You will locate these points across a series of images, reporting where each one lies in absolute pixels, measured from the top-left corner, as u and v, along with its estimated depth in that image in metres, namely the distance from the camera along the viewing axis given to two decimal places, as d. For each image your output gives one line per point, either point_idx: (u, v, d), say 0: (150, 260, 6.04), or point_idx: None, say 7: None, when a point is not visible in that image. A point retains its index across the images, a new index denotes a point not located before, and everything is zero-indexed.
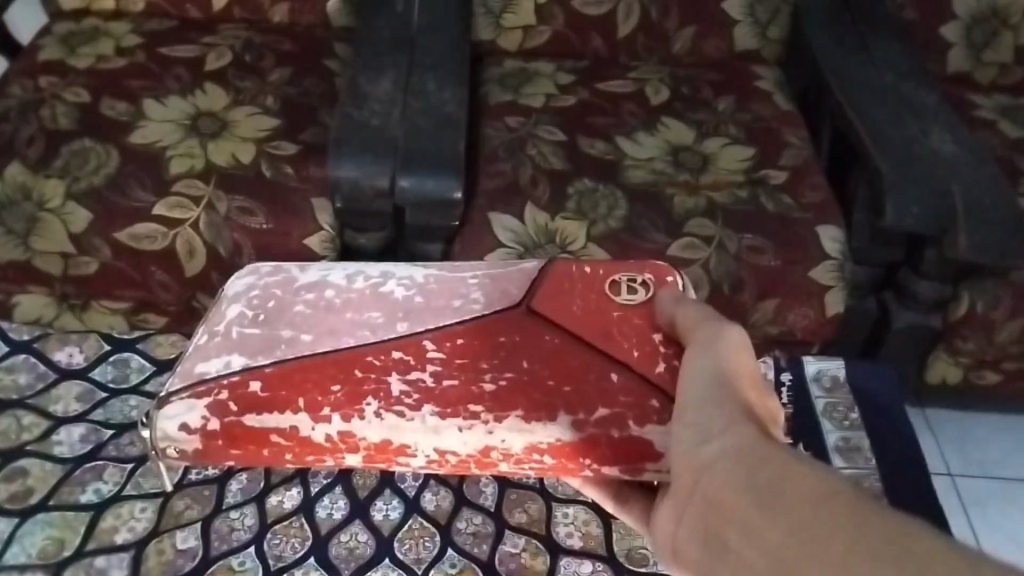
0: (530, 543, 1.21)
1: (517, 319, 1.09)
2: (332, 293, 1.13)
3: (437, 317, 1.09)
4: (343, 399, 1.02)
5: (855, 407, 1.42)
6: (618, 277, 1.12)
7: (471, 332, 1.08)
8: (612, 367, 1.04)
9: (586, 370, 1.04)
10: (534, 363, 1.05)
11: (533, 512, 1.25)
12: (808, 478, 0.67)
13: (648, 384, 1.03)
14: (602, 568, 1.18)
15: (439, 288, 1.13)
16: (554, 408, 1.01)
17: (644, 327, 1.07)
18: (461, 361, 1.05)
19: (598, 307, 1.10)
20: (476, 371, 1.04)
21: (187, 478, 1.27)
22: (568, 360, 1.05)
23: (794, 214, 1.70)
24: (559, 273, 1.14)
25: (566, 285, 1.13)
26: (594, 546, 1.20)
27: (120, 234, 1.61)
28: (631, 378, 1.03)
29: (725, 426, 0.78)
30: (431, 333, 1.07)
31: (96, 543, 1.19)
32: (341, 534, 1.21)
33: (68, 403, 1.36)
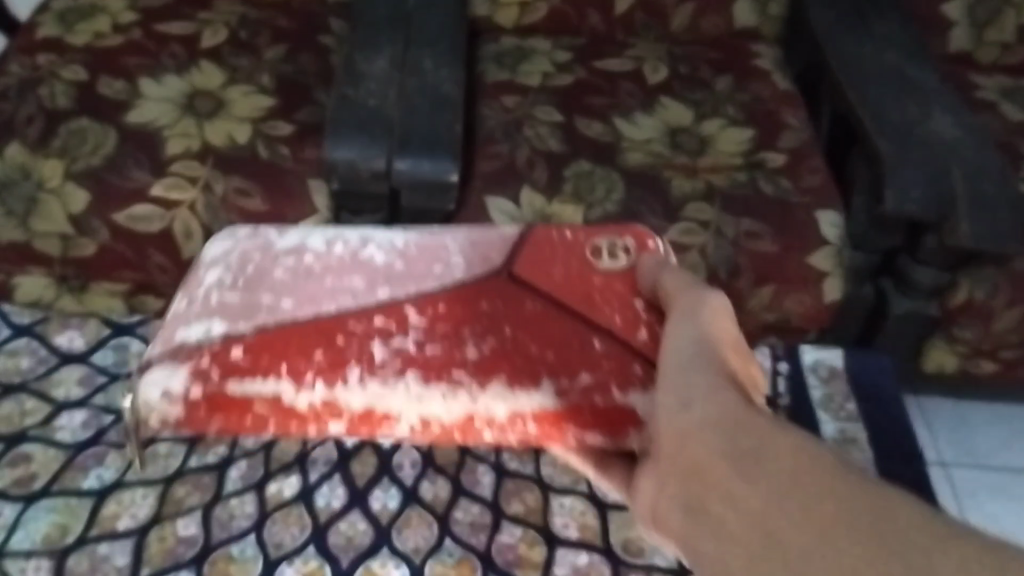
0: (527, 533, 1.23)
1: (499, 286, 1.13)
2: (312, 258, 1.17)
3: (417, 283, 1.14)
4: (328, 363, 1.06)
5: (852, 398, 1.44)
6: (599, 244, 1.17)
7: (452, 298, 1.12)
8: (594, 334, 1.09)
9: (571, 336, 1.09)
10: (515, 329, 1.09)
11: (530, 502, 1.27)
12: (799, 451, 0.72)
13: (629, 351, 1.07)
14: (598, 559, 1.22)
15: (419, 253, 1.17)
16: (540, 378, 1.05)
17: (624, 293, 1.12)
18: (443, 328, 1.09)
19: (579, 274, 1.14)
20: (459, 338, 1.08)
21: (187, 465, 1.29)
22: (549, 327, 1.09)
23: (793, 199, 1.70)
24: (539, 239, 1.18)
25: (545, 250, 1.17)
26: (591, 537, 1.24)
27: (118, 215, 1.62)
28: (615, 347, 1.07)
29: (706, 392, 0.81)
30: (412, 300, 1.12)
31: (100, 529, 1.21)
32: (341, 522, 1.23)
33: (70, 387, 1.38)
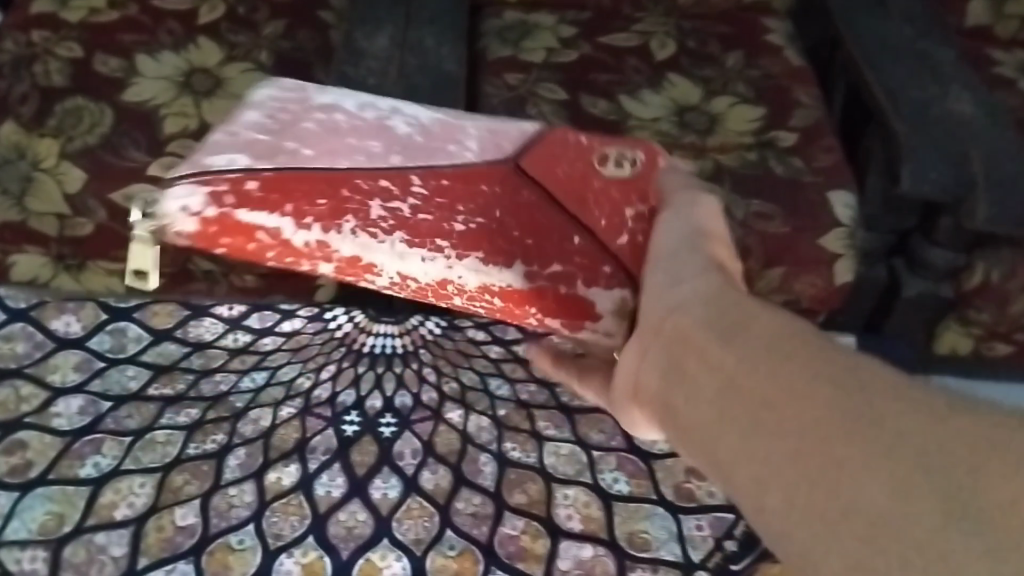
0: (530, 525, 1.24)
1: (503, 172, 1.11)
2: (342, 117, 1.15)
3: (427, 156, 1.12)
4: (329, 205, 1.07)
5: None
6: (610, 151, 1.11)
7: (457, 176, 1.10)
8: (576, 230, 1.07)
9: (554, 233, 1.07)
10: (505, 214, 1.08)
11: (533, 492, 1.27)
12: (782, 324, 0.76)
13: (605, 251, 1.06)
14: (603, 552, 1.24)
15: (439, 131, 1.16)
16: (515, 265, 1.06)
17: (620, 201, 1.08)
18: (440, 201, 1.09)
19: (581, 176, 1.11)
20: (452, 212, 1.08)
21: (185, 453, 1.28)
22: (535, 216, 1.08)
23: (805, 177, 1.67)
24: (555, 139, 1.14)
25: (565, 144, 1.14)
26: (595, 529, 1.25)
27: (116, 194, 1.56)
28: (591, 244, 1.06)
29: (698, 272, 0.87)
30: (421, 170, 1.10)
31: (97, 518, 1.20)
32: (340, 512, 1.23)
33: (66, 372, 1.35)
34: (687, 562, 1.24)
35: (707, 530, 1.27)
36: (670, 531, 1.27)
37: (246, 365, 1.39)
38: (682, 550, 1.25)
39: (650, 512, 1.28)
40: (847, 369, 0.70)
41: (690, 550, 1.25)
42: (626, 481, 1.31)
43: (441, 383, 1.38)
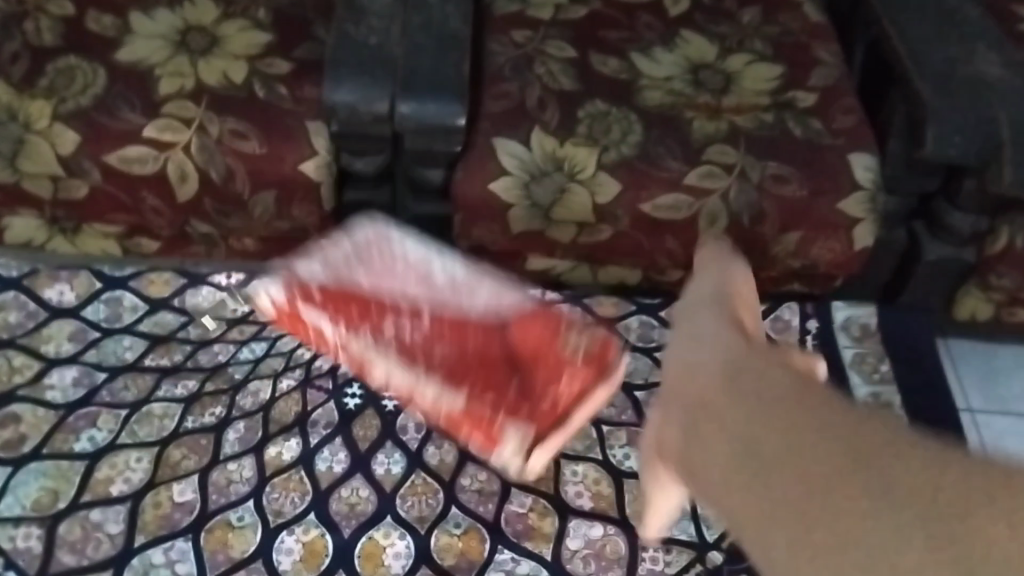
0: (538, 502, 1.22)
1: (477, 325, 1.19)
2: (369, 243, 1.27)
3: (415, 303, 1.21)
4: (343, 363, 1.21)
5: (885, 358, 1.47)
6: (574, 334, 1.15)
7: (426, 317, 1.20)
8: (498, 389, 1.16)
9: (490, 369, 1.17)
10: (453, 362, 1.18)
11: (541, 469, 1.25)
12: (825, 412, 0.64)
13: (510, 414, 1.15)
14: (614, 531, 1.20)
15: (440, 286, 1.23)
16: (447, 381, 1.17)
17: (553, 369, 1.14)
18: (410, 339, 1.19)
19: (536, 342, 1.15)
20: (410, 345, 1.19)
21: (183, 427, 1.24)
22: (475, 366, 1.18)
23: (825, 139, 1.60)
24: (544, 313, 1.18)
25: (543, 321, 1.16)
26: (606, 507, 1.22)
27: (110, 157, 1.53)
28: (502, 406, 1.15)
29: (714, 332, 0.76)
30: (406, 307, 1.20)
31: (92, 495, 1.17)
32: (342, 488, 1.20)
33: (60, 342, 1.31)
34: (700, 542, 1.21)
35: None
36: (683, 510, 1.23)
37: (246, 336, 1.35)
38: (696, 528, 1.22)
39: None
40: (860, 434, 0.62)
41: (704, 530, 1.22)
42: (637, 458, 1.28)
43: None
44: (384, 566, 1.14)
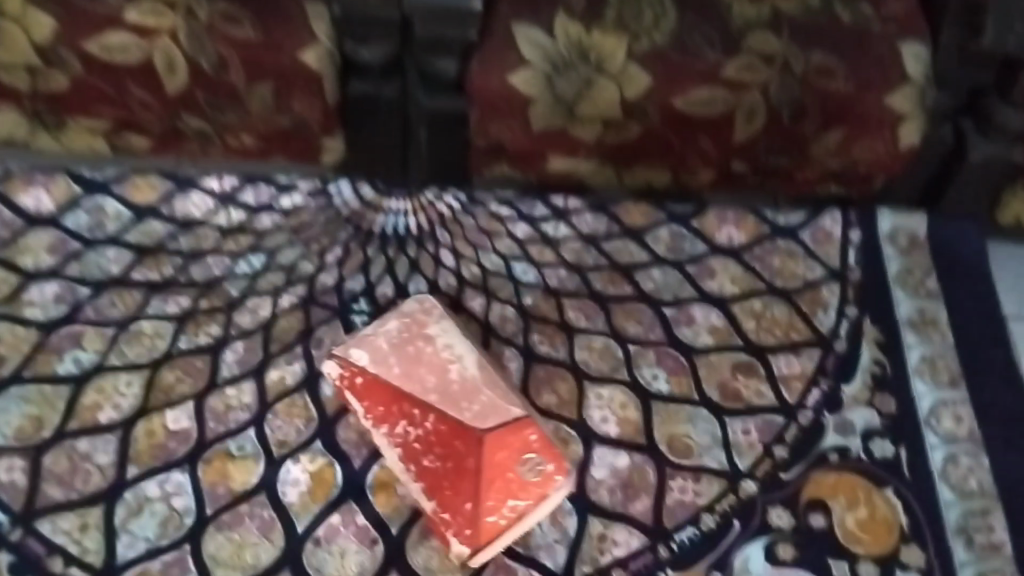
0: (560, 430, 1.13)
1: (439, 433, 1.07)
2: (356, 294, 1.22)
3: (383, 395, 1.09)
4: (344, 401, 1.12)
5: (933, 272, 1.33)
6: (534, 466, 1.06)
7: (390, 399, 1.09)
8: (452, 510, 1.04)
9: (455, 461, 1.05)
10: (415, 444, 1.07)
11: (564, 393, 1.15)
12: None
13: (463, 528, 1.03)
14: (641, 460, 1.12)
15: (414, 357, 1.11)
16: (409, 469, 1.06)
17: (508, 497, 1.04)
18: (377, 411, 1.09)
19: (495, 476, 1.05)
20: (377, 424, 1.09)
21: (176, 348, 1.16)
22: (437, 467, 1.05)
23: (875, 26, 1.30)
24: (512, 444, 1.06)
25: (517, 439, 1.07)
26: (633, 435, 1.13)
27: (92, 45, 1.19)
28: (455, 517, 1.03)
29: None
30: (371, 383, 1.10)
31: (79, 423, 1.09)
32: (350, 415, 1.13)
33: (39, 254, 1.21)
34: (733, 472, 1.12)
35: (755, 435, 1.15)
36: (715, 436, 1.14)
37: (241, 248, 1.24)
38: (727, 456, 1.13)
39: (693, 415, 1.15)
40: None
41: (736, 458, 1.13)
42: (665, 381, 1.17)
43: (461, 268, 1.24)
44: (398, 496, 1.08)
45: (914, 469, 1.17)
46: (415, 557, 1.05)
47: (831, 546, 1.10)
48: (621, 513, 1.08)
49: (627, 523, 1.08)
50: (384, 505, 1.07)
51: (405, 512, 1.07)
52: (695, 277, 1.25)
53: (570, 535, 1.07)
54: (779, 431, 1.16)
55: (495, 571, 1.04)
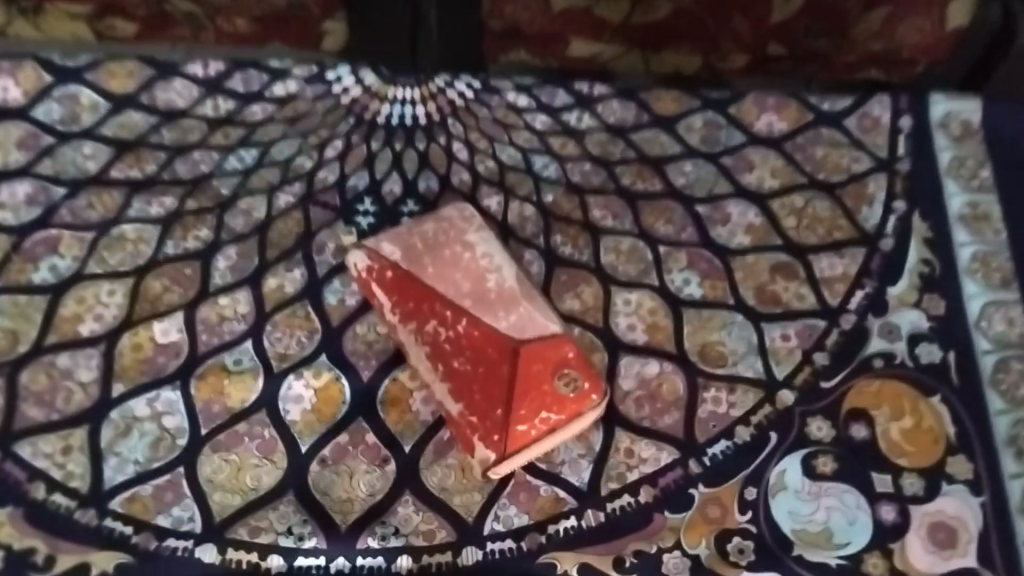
0: (585, 336, 1.03)
1: (471, 335, 0.96)
2: (360, 194, 1.11)
3: (413, 293, 0.99)
4: (370, 294, 1.02)
5: (988, 163, 1.17)
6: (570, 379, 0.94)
7: (422, 298, 0.99)
8: (479, 419, 0.94)
9: (487, 367, 0.95)
10: (444, 346, 0.97)
11: (588, 298, 1.05)
12: None
13: (490, 440, 0.93)
14: (671, 369, 1.01)
15: (445, 258, 1.01)
16: (437, 369, 0.96)
17: (542, 410, 0.93)
18: (406, 309, 0.99)
19: (528, 386, 0.94)
20: (406, 323, 0.99)
21: (163, 254, 1.06)
22: (466, 371, 0.95)
23: None
24: (549, 352, 0.95)
25: (556, 351, 0.96)
26: (662, 342, 1.02)
27: None
28: (483, 426, 0.93)
29: None
30: (402, 280, 1.00)
31: (57, 336, 1.00)
32: (357, 325, 1.03)
33: (7, 151, 1.09)
34: (769, 380, 1.01)
35: (795, 341, 1.03)
36: (750, 343, 1.03)
37: (231, 142, 1.13)
38: (764, 365, 1.01)
39: (728, 321, 1.04)
40: None
41: (773, 366, 1.01)
42: (698, 285, 1.06)
43: (475, 163, 1.14)
44: (410, 413, 0.98)
45: (963, 376, 1.04)
46: (429, 475, 0.95)
47: (873, 459, 0.98)
48: (650, 426, 0.97)
49: (657, 438, 0.97)
50: (396, 421, 0.98)
51: (419, 429, 0.97)
52: (731, 170, 1.14)
53: (596, 450, 0.96)
54: (820, 338, 1.04)
55: (516, 487, 0.94)
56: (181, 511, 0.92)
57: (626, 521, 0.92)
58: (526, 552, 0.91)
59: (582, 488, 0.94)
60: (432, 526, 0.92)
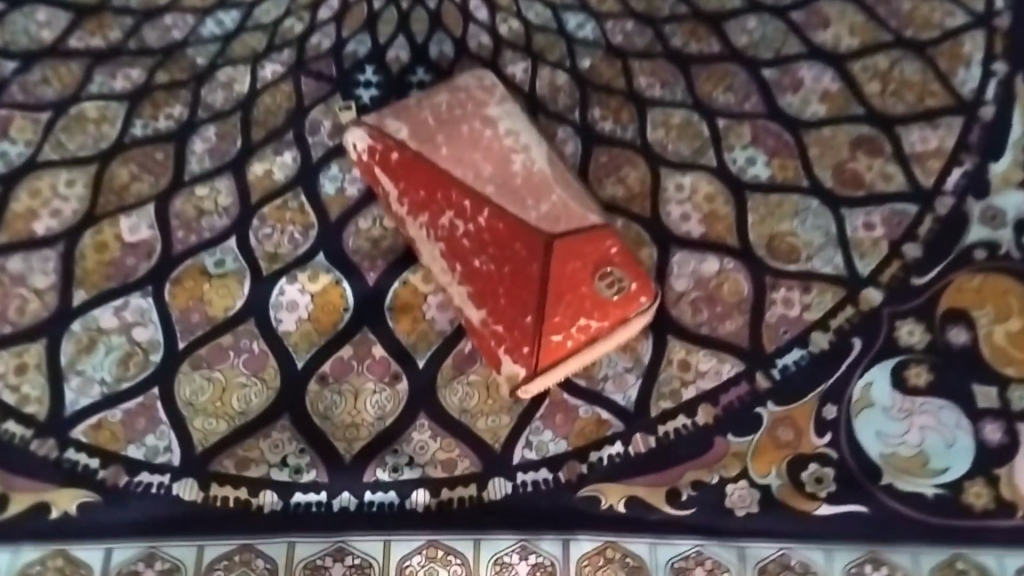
0: (635, 264, 1.03)
1: (510, 233, 0.98)
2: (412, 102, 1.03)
3: (450, 200, 0.99)
4: (372, 179, 1.03)
5: None
6: (610, 275, 0.97)
7: (456, 189, 0.99)
8: (522, 324, 0.97)
9: (514, 266, 0.98)
10: (484, 264, 0.99)
11: (633, 214, 1.12)
12: None
13: (535, 368, 0.97)
14: (725, 295, 1.06)
15: (495, 168, 1.00)
16: (456, 270, 1.00)
17: (585, 311, 0.97)
18: (426, 213, 1.00)
19: (566, 284, 0.96)
20: (433, 215, 1.00)
21: (189, 176, 1.15)
22: (507, 266, 0.97)
23: None
24: (583, 244, 0.97)
25: (596, 250, 0.98)
26: (726, 238, 1.11)
27: None
28: (533, 333, 0.97)
29: None
30: (427, 172, 1.00)
31: (107, 314, 1.10)
32: (401, 223, 1.05)
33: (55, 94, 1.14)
34: (851, 277, 1.07)
35: (879, 232, 1.07)
36: (828, 234, 1.09)
37: (264, 51, 1.17)
38: (844, 259, 1.08)
39: (801, 209, 1.11)
40: None
41: (857, 261, 1.07)
42: (767, 164, 1.12)
43: (498, 22, 1.18)
44: (456, 312, 1.01)
45: None
46: None
47: (974, 368, 1.04)
48: (709, 333, 1.09)
49: None
50: None
51: (448, 309, 0.99)
52: (801, 27, 1.14)
53: (643, 363, 1.09)
54: (909, 227, 1.06)
55: (543, 378, 0.97)
56: None
57: None
58: (566, 484, 1.03)
59: None
60: (451, 458, 1.06)
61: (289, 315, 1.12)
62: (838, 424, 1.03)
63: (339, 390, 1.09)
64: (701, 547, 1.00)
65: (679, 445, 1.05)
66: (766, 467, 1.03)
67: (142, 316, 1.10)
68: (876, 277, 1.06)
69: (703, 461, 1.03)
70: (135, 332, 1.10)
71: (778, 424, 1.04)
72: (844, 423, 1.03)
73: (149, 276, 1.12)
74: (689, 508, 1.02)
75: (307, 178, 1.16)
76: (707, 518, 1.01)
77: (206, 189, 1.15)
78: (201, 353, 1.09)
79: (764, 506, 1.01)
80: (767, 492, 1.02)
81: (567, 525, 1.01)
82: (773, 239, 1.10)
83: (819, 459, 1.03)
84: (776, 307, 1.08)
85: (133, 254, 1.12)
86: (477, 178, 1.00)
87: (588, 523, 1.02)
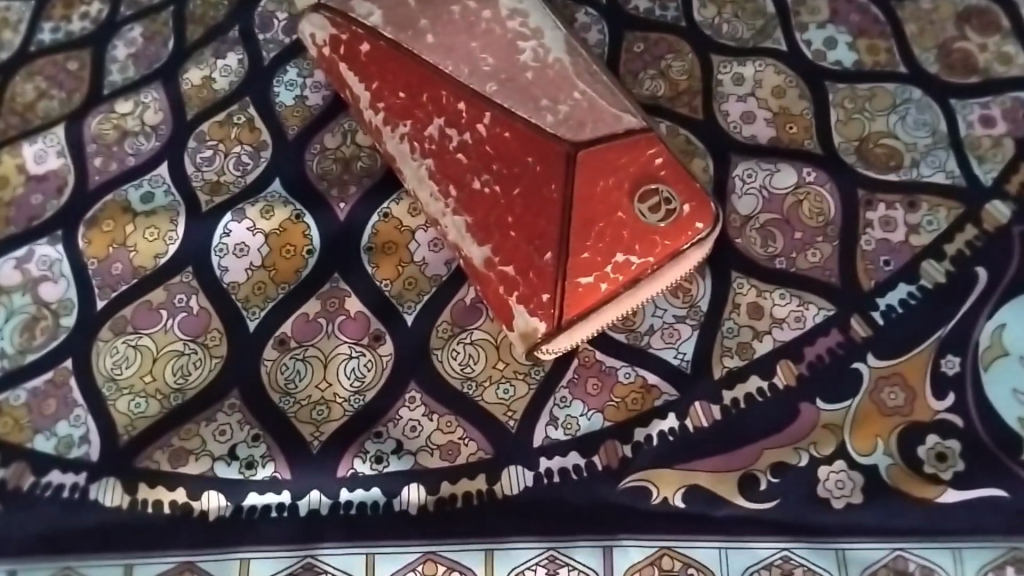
0: (677, 132, 0.68)
1: (497, 130, 0.59)
2: None
3: (401, 77, 0.63)
4: (339, 84, 0.67)
5: None
6: (661, 195, 0.57)
7: (420, 82, 0.62)
8: (525, 255, 0.57)
9: (527, 185, 0.58)
10: (459, 151, 0.60)
11: (678, 72, 0.70)
12: None
13: (535, 280, 0.57)
14: (816, 179, 0.65)
15: (457, 25, 0.63)
16: (448, 195, 0.61)
17: (620, 233, 0.56)
18: (398, 98, 0.63)
19: (589, 200, 0.57)
20: (394, 130, 0.63)
21: (36, 40, 0.75)
22: (492, 194, 0.59)
23: None
24: (618, 161, 0.57)
25: (635, 160, 0.58)
26: (800, 138, 0.67)
27: None
28: (538, 268, 0.57)
29: None
30: (386, 61, 0.63)
31: None
32: (326, 134, 0.69)
33: None
34: (970, 186, 0.64)
35: (1003, 126, 0.66)
36: (935, 132, 0.66)
37: None
38: (959, 163, 0.65)
39: (899, 99, 0.68)
40: None
41: (975, 164, 0.65)
42: (849, 46, 0.70)
43: None
44: (413, 265, 0.64)
45: None
46: (447, 359, 0.61)
47: None
48: None
49: (794, 285, 0.62)
50: (391, 280, 0.64)
51: (428, 289, 0.63)
52: None
53: (703, 310, 0.62)
54: None
55: (581, 372, 0.61)
56: (70, 428, 0.60)
57: (756, 418, 0.58)
58: (602, 474, 0.57)
59: (684, 368, 0.60)
60: (454, 437, 0.59)
61: (238, 263, 0.65)
62: (966, 382, 0.58)
63: (305, 354, 0.62)
64: (786, 552, 0.54)
65: (753, 416, 0.58)
66: (873, 440, 0.57)
67: (51, 268, 0.65)
68: (1003, 187, 0.64)
69: (788, 435, 0.57)
70: (41, 289, 0.65)
71: (884, 384, 0.58)
72: (972, 379, 0.58)
73: (58, 216, 0.67)
74: (771, 501, 0.55)
75: (258, 83, 0.71)
76: (793, 514, 0.55)
77: (129, 102, 0.71)
78: (127, 312, 0.63)
79: (875, 494, 0.55)
80: (874, 475, 0.56)
81: (564, 527, 0.55)
82: (863, 141, 0.66)
83: (941, 427, 0.57)
84: (871, 231, 0.63)
85: (40, 188, 0.68)
86: (473, 74, 0.61)
87: (632, 520, 0.55)
